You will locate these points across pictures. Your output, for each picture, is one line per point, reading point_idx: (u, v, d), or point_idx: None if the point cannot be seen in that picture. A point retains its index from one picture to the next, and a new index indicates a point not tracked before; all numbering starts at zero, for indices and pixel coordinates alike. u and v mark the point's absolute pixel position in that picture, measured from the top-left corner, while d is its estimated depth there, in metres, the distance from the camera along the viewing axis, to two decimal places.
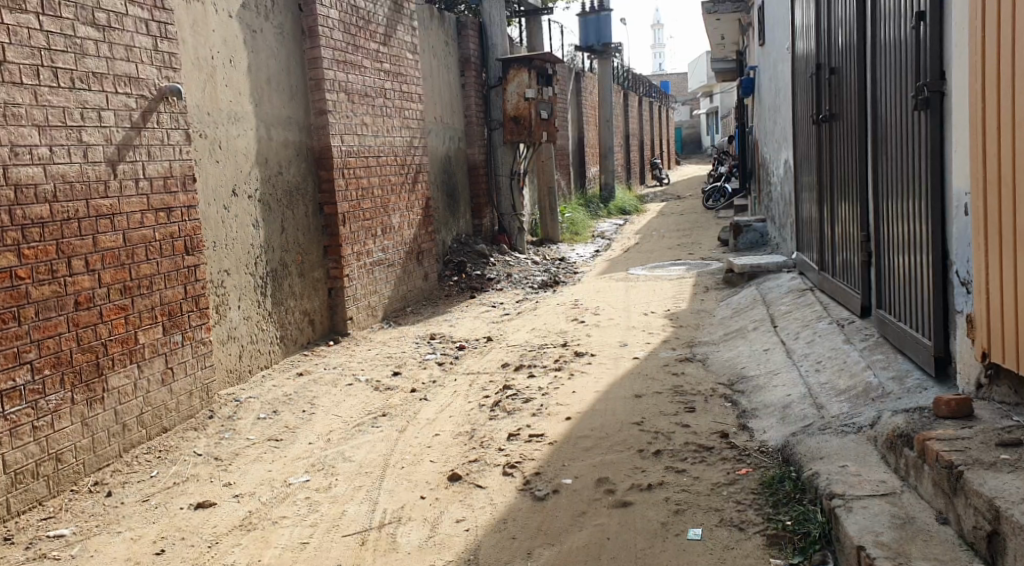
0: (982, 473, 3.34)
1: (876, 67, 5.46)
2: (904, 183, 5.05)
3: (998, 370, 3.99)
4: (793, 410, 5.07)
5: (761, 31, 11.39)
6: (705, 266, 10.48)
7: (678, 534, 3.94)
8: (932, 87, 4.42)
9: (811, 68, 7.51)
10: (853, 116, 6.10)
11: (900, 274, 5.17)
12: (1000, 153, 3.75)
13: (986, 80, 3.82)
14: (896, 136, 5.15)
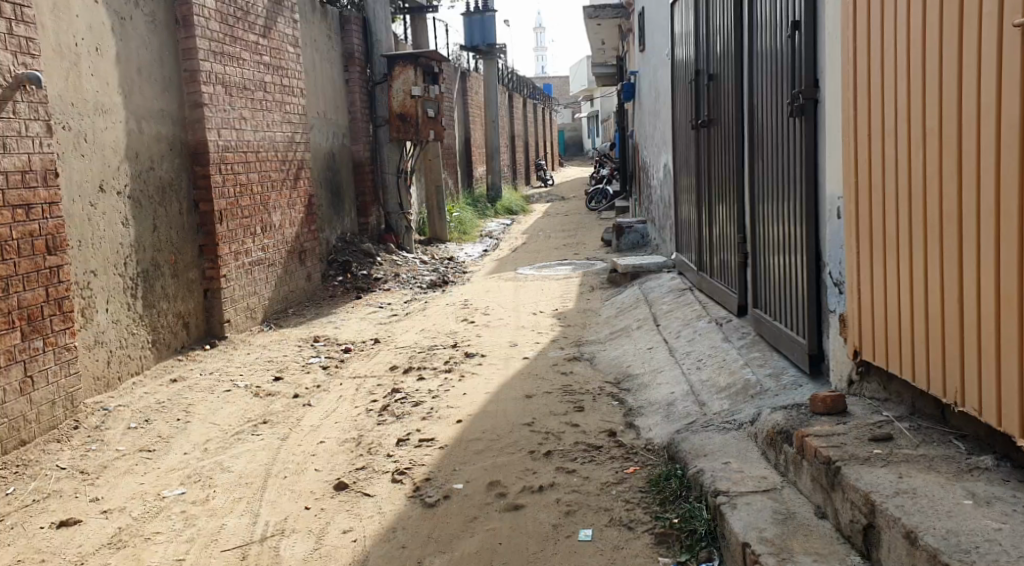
0: (857, 468, 3.41)
1: (753, 73, 5.58)
2: (779, 187, 5.17)
3: (869, 367, 4.11)
4: (677, 408, 5.13)
5: (640, 36, 11.58)
6: (591, 266, 10.55)
7: (569, 536, 3.92)
8: (807, 94, 4.53)
9: (690, 74, 7.66)
10: (730, 121, 6.23)
11: (776, 274, 5.30)
12: (869, 159, 3.86)
13: (857, 90, 3.92)
14: (772, 140, 5.26)
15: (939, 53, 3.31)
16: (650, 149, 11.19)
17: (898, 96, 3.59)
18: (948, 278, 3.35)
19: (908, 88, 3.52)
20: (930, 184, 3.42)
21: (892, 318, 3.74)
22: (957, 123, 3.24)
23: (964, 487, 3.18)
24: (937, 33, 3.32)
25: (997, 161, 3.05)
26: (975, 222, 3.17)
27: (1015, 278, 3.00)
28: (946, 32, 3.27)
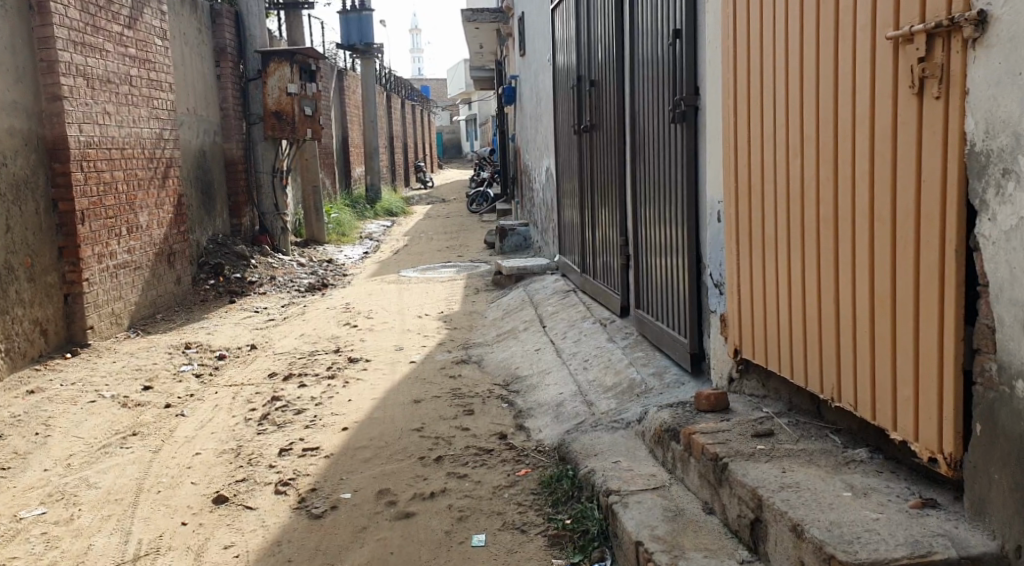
0: (744, 463, 3.39)
1: (634, 80, 5.60)
2: (661, 191, 5.20)
3: (749, 365, 4.16)
4: (566, 408, 5.09)
5: (520, 40, 11.60)
6: (475, 266, 10.67)
7: (462, 542, 3.81)
8: (688, 101, 4.56)
9: (571, 78, 7.68)
10: (612, 125, 6.24)
11: (657, 277, 5.33)
12: (750, 164, 3.86)
13: (738, 96, 3.94)
14: (653, 145, 5.29)
15: (817, 61, 3.29)
16: (532, 153, 11.21)
17: (778, 102, 3.58)
18: (826, 281, 3.34)
19: (787, 95, 3.51)
20: (809, 189, 3.40)
21: (773, 319, 3.76)
22: (832, 129, 3.22)
23: (843, 479, 3.15)
24: (815, 40, 3.30)
25: (870, 167, 3.01)
26: (850, 226, 3.15)
27: (887, 281, 2.97)
28: (822, 40, 3.26)
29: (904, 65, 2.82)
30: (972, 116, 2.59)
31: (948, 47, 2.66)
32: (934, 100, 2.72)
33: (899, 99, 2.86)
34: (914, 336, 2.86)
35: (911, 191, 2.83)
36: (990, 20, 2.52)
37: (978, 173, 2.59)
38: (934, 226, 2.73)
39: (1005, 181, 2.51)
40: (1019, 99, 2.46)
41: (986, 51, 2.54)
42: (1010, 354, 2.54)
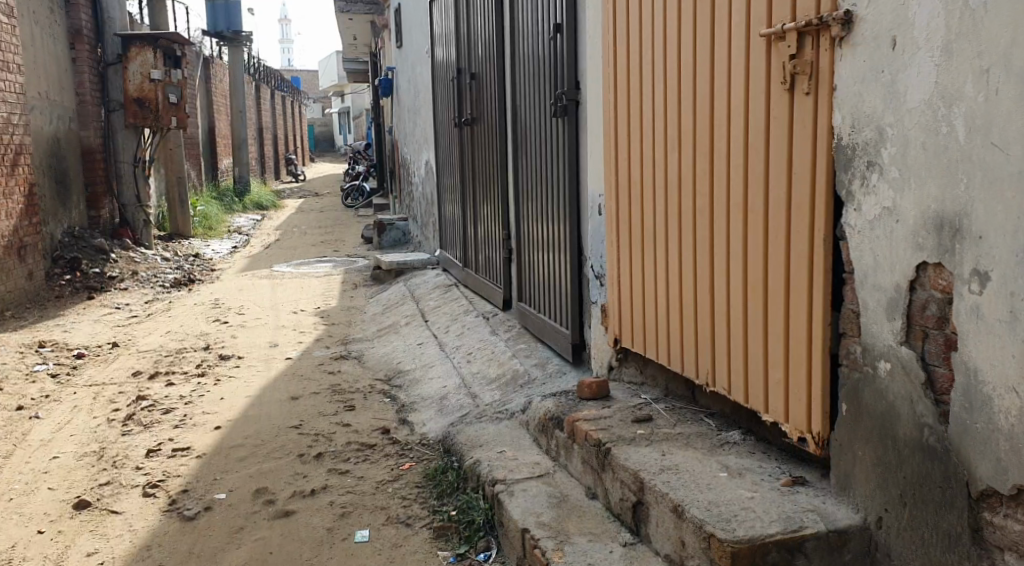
0: (625, 448, 3.42)
1: (515, 74, 5.60)
2: (542, 184, 5.22)
3: (628, 353, 4.22)
4: (449, 401, 5.06)
5: (397, 33, 11.47)
6: (350, 265, 10.20)
7: (345, 538, 3.74)
8: (569, 95, 4.58)
9: (451, 72, 7.64)
10: (493, 118, 6.23)
11: (539, 270, 5.35)
12: (630, 158, 3.90)
13: (618, 90, 3.97)
14: (535, 139, 5.31)
15: (694, 57, 3.34)
16: (410, 146, 11.11)
17: (657, 96, 3.63)
18: (702, 270, 3.40)
19: (666, 91, 3.56)
20: (686, 181, 3.46)
21: (652, 308, 3.82)
22: (709, 123, 3.28)
23: (719, 461, 3.21)
24: (692, 36, 3.35)
25: (744, 160, 3.07)
26: (725, 216, 3.20)
27: (759, 269, 3.03)
28: (700, 36, 3.30)
29: (776, 61, 2.87)
30: (839, 112, 2.63)
31: (818, 46, 2.71)
32: (804, 97, 2.77)
33: (771, 95, 2.90)
34: (785, 322, 2.92)
35: (782, 183, 2.88)
36: (856, 21, 2.56)
37: (844, 166, 2.63)
38: (804, 218, 2.79)
39: (869, 173, 2.54)
40: (881, 94, 2.48)
41: (852, 49, 2.58)
42: (873, 336, 2.59)
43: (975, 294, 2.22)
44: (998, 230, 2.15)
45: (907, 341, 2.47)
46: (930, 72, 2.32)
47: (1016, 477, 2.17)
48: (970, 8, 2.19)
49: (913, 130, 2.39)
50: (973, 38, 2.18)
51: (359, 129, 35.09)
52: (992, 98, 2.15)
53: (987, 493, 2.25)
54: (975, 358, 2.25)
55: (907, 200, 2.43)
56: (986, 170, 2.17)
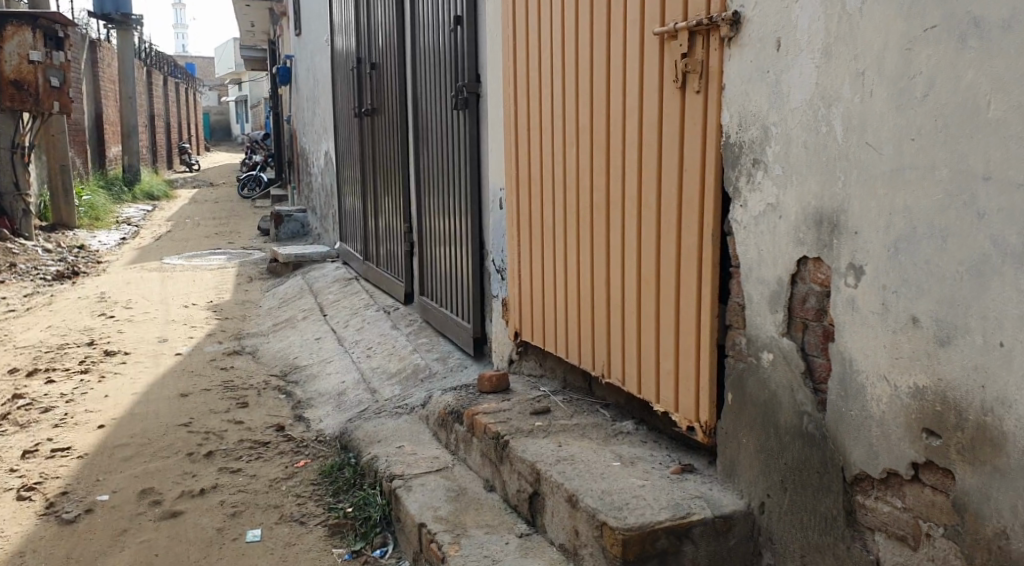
0: (523, 440, 3.44)
1: (416, 66, 5.57)
2: (443, 177, 5.21)
3: (528, 346, 4.25)
4: (347, 397, 5.01)
5: (295, 21, 11.27)
6: (247, 257, 10.02)
7: (236, 538, 3.67)
8: (470, 88, 4.58)
9: (350, 61, 7.55)
10: (394, 110, 6.18)
11: (441, 262, 5.34)
12: (530, 151, 3.92)
13: (517, 84, 3.98)
14: (436, 131, 5.29)
15: (592, 53, 3.38)
16: (309, 136, 10.94)
17: (556, 91, 3.65)
18: (599, 263, 3.45)
19: (564, 85, 3.58)
20: (583, 175, 3.49)
21: (551, 301, 3.85)
22: (605, 118, 3.32)
23: (613, 450, 3.27)
24: (589, 31, 3.38)
25: (638, 154, 3.12)
26: (620, 210, 3.25)
27: (652, 262, 3.09)
28: (596, 32, 3.34)
29: (668, 59, 2.92)
30: (727, 110, 2.70)
31: (708, 46, 2.77)
32: (695, 95, 2.83)
33: (663, 92, 2.96)
34: (676, 314, 2.99)
35: (674, 179, 2.94)
36: (743, 21, 2.63)
37: (732, 163, 2.70)
38: (694, 212, 2.85)
39: (755, 170, 2.61)
40: (766, 95, 2.55)
41: (739, 49, 2.65)
42: (757, 328, 2.67)
43: (851, 287, 2.29)
44: (871, 226, 2.21)
45: (788, 332, 2.55)
46: (811, 73, 2.39)
47: (886, 462, 2.24)
48: (846, 13, 2.25)
49: (796, 129, 2.46)
50: (849, 42, 2.25)
51: (257, 118, 34.36)
52: (867, 100, 2.20)
53: (860, 477, 2.33)
54: (850, 348, 2.32)
55: (789, 196, 2.50)
56: (861, 169, 2.23)
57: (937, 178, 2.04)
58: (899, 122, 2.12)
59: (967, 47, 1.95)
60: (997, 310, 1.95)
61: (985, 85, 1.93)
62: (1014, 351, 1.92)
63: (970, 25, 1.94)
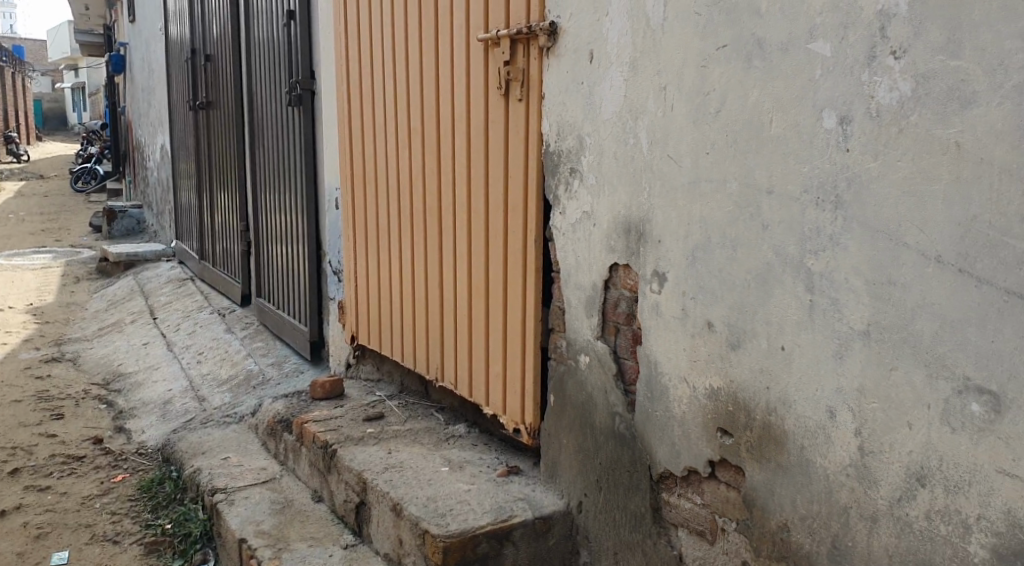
0: (351, 448, 3.40)
1: (250, 61, 5.42)
2: (279, 175, 5.09)
3: (365, 350, 4.23)
4: (173, 406, 4.83)
5: (128, 6, 10.75)
6: (75, 256, 9.47)
7: (40, 562, 3.47)
8: (303, 86, 4.49)
9: (185, 52, 7.27)
10: (229, 106, 5.99)
11: (278, 264, 5.22)
12: (364, 152, 3.88)
13: (350, 84, 3.94)
14: (271, 128, 5.16)
15: (421, 56, 3.37)
16: (144, 129, 10.45)
17: (387, 93, 3.63)
18: (432, 266, 3.45)
19: (395, 88, 3.57)
20: (415, 178, 3.49)
21: (387, 304, 3.84)
22: (435, 122, 3.32)
23: (442, 455, 3.28)
24: (418, 34, 3.37)
25: (467, 159, 3.14)
26: (451, 214, 3.26)
27: (481, 266, 3.11)
28: (425, 36, 3.33)
29: (493, 66, 2.95)
30: (547, 119, 2.76)
31: (529, 54, 2.82)
32: (518, 102, 2.87)
33: (490, 99, 2.99)
34: (504, 318, 3.03)
35: (500, 184, 2.98)
36: (560, 31, 2.68)
37: (552, 172, 2.76)
38: (518, 218, 2.90)
39: (573, 179, 2.68)
40: (581, 106, 2.61)
41: (557, 59, 2.71)
42: (575, 331, 2.73)
43: (656, 293, 2.39)
44: (673, 235, 2.31)
45: (602, 336, 2.63)
46: (620, 86, 2.47)
47: (687, 460, 2.35)
48: (650, 29, 2.34)
49: (607, 140, 2.54)
50: (653, 57, 2.34)
51: (94, 106, 32.65)
52: (669, 113, 2.30)
53: (665, 475, 2.43)
54: (656, 351, 2.42)
55: (602, 205, 2.57)
56: (665, 180, 2.33)
57: (728, 191, 2.15)
58: (696, 136, 2.22)
59: (754, 66, 2.06)
60: (779, 316, 2.06)
61: (767, 104, 2.03)
62: (793, 354, 2.04)
63: (755, 46, 2.05)
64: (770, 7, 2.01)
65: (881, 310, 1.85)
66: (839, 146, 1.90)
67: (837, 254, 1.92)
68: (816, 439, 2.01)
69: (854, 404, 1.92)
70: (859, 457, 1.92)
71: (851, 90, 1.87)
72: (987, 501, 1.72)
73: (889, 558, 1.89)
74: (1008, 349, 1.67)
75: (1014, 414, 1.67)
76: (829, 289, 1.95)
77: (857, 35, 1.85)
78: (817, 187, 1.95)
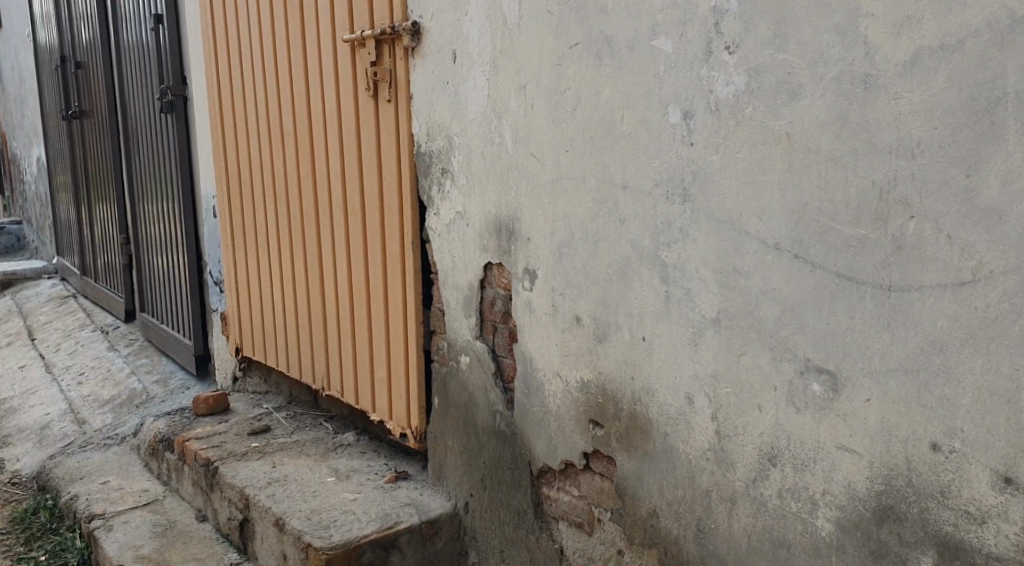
0: (235, 464, 3.31)
1: (121, 67, 5.23)
2: (155, 184, 4.93)
3: (250, 362, 4.14)
4: (51, 430, 4.63)
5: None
6: None
7: None
8: (172, 91, 4.35)
9: (54, 59, 6.97)
10: (102, 114, 5.76)
11: (159, 276, 5.06)
12: (239, 157, 3.79)
13: (221, 89, 3.84)
14: (145, 136, 4.99)
15: (289, 58, 3.31)
16: (18, 140, 9.98)
17: (258, 96, 3.55)
18: (312, 271, 3.39)
19: (265, 91, 3.49)
20: (291, 182, 3.42)
21: (269, 313, 3.76)
22: (307, 126, 3.26)
23: (330, 465, 3.23)
24: (285, 36, 3.31)
25: (341, 163, 3.09)
26: (329, 218, 3.21)
27: (361, 270, 3.08)
28: (291, 37, 3.27)
29: (360, 67, 2.92)
30: (417, 120, 2.74)
31: (395, 55, 2.80)
32: (388, 103, 2.85)
33: (359, 101, 2.96)
34: (386, 321, 3.00)
35: (374, 186, 2.94)
36: (423, 31, 2.67)
37: (425, 172, 2.75)
38: (394, 220, 2.87)
39: (444, 180, 2.67)
40: (447, 106, 2.61)
41: (422, 59, 2.69)
42: (455, 332, 2.73)
43: (528, 290, 2.42)
44: (541, 233, 2.34)
45: (480, 335, 2.63)
46: (483, 85, 2.48)
47: (563, 453, 2.38)
48: (508, 27, 2.35)
49: (475, 139, 2.54)
50: (512, 56, 2.35)
51: None
52: (529, 112, 2.32)
53: (544, 469, 2.46)
54: (531, 348, 2.44)
55: (473, 205, 2.58)
56: (529, 178, 2.35)
57: (587, 187, 2.18)
58: (556, 135, 2.25)
59: (604, 64, 2.09)
60: (639, 308, 2.11)
61: (618, 101, 2.07)
62: (653, 344, 2.09)
63: (604, 44, 2.09)
64: (616, 5, 2.04)
65: (729, 298, 1.91)
66: (684, 141, 1.95)
67: (687, 246, 1.97)
68: (678, 426, 2.06)
69: (709, 389, 1.98)
70: (717, 441, 1.98)
71: (691, 85, 1.92)
72: (830, 477, 1.79)
73: (747, 538, 1.95)
74: (840, 330, 1.74)
75: (849, 392, 1.74)
76: (682, 280, 2.00)
77: (694, 31, 1.90)
78: (667, 180, 2.00)
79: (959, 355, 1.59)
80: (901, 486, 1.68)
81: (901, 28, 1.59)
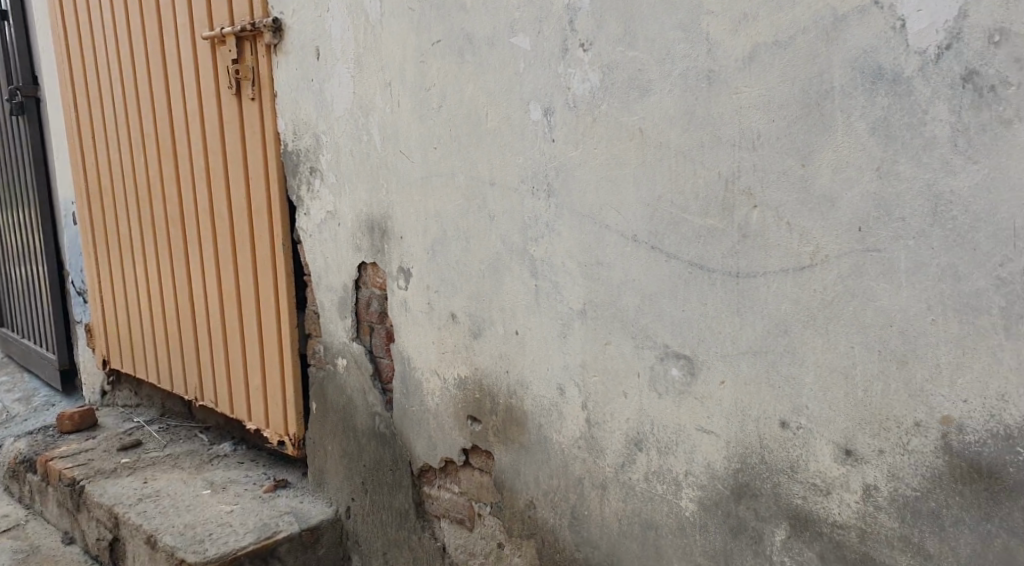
0: (103, 482, 3.18)
1: None
2: (9, 190, 4.69)
3: (119, 375, 4.00)
4: None
5: None
6: None
7: None
8: (23, 93, 4.14)
9: None
10: None
11: (17, 287, 4.82)
12: (98, 161, 3.65)
13: (76, 90, 3.68)
14: None
15: (147, 56, 3.20)
16: None
17: (116, 96, 3.42)
18: (180, 276, 3.29)
19: (123, 91, 3.37)
20: (154, 185, 3.31)
21: (137, 322, 3.64)
22: (168, 127, 3.16)
23: (205, 477, 3.14)
24: (141, 34, 3.19)
25: (206, 164, 3.01)
26: (195, 221, 3.13)
27: (231, 273, 3.00)
28: (148, 35, 3.16)
29: (221, 65, 2.85)
30: (282, 118, 2.69)
31: (257, 52, 2.74)
32: (252, 101, 2.79)
33: (222, 101, 2.89)
34: (259, 325, 2.94)
35: (241, 187, 2.88)
36: (285, 28, 2.62)
37: (293, 172, 2.71)
38: (263, 221, 2.82)
39: (313, 179, 2.64)
40: (313, 104, 2.58)
41: (284, 57, 2.65)
42: (331, 334, 2.70)
43: (403, 289, 2.41)
44: (413, 231, 2.34)
45: (357, 336, 2.61)
46: (348, 83, 2.45)
47: (442, 451, 2.39)
48: (370, 24, 2.34)
49: (342, 138, 2.51)
50: (376, 54, 2.34)
51: None
52: (396, 110, 2.31)
53: (424, 468, 2.46)
54: (407, 347, 2.44)
55: (344, 204, 2.55)
56: (398, 176, 2.35)
57: (456, 185, 2.19)
58: (423, 133, 2.25)
59: (466, 61, 2.11)
60: (511, 303, 2.13)
61: (482, 99, 2.09)
62: (526, 337, 2.12)
63: (465, 41, 2.10)
64: (474, 2, 2.06)
65: (594, 290, 1.95)
66: (546, 137, 1.98)
67: (553, 240, 2.01)
68: (550, 416, 2.10)
69: (579, 379, 2.02)
70: (587, 430, 2.02)
71: (550, 82, 1.95)
72: (691, 458, 1.85)
73: (618, 522, 2.00)
74: (697, 317, 1.80)
75: (705, 375, 1.80)
76: (550, 274, 2.04)
77: (550, 29, 1.93)
78: (532, 176, 2.02)
79: (802, 336, 1.66)
80: (755, 462, 1.76)
81: (739, 25, 1.66)
